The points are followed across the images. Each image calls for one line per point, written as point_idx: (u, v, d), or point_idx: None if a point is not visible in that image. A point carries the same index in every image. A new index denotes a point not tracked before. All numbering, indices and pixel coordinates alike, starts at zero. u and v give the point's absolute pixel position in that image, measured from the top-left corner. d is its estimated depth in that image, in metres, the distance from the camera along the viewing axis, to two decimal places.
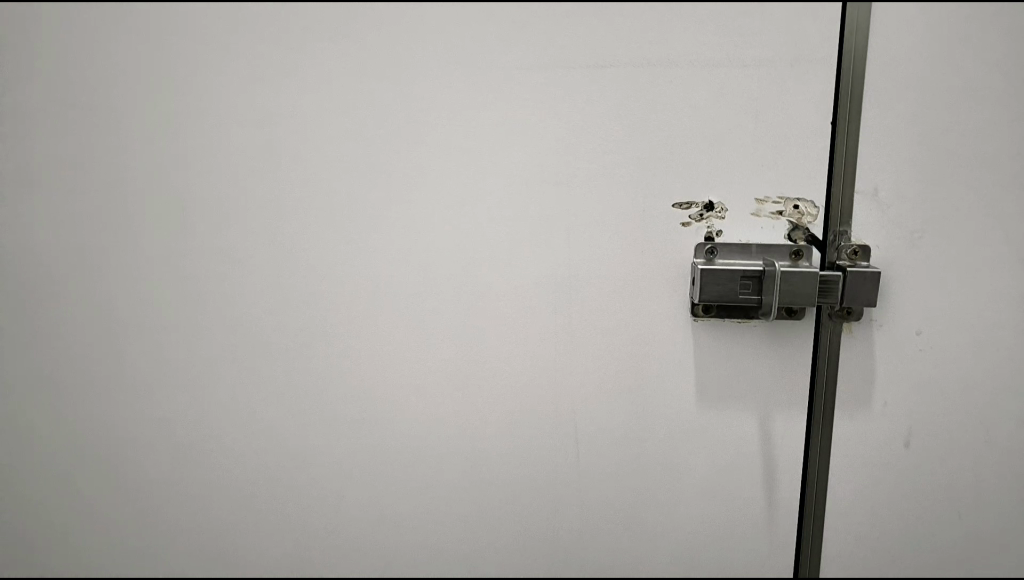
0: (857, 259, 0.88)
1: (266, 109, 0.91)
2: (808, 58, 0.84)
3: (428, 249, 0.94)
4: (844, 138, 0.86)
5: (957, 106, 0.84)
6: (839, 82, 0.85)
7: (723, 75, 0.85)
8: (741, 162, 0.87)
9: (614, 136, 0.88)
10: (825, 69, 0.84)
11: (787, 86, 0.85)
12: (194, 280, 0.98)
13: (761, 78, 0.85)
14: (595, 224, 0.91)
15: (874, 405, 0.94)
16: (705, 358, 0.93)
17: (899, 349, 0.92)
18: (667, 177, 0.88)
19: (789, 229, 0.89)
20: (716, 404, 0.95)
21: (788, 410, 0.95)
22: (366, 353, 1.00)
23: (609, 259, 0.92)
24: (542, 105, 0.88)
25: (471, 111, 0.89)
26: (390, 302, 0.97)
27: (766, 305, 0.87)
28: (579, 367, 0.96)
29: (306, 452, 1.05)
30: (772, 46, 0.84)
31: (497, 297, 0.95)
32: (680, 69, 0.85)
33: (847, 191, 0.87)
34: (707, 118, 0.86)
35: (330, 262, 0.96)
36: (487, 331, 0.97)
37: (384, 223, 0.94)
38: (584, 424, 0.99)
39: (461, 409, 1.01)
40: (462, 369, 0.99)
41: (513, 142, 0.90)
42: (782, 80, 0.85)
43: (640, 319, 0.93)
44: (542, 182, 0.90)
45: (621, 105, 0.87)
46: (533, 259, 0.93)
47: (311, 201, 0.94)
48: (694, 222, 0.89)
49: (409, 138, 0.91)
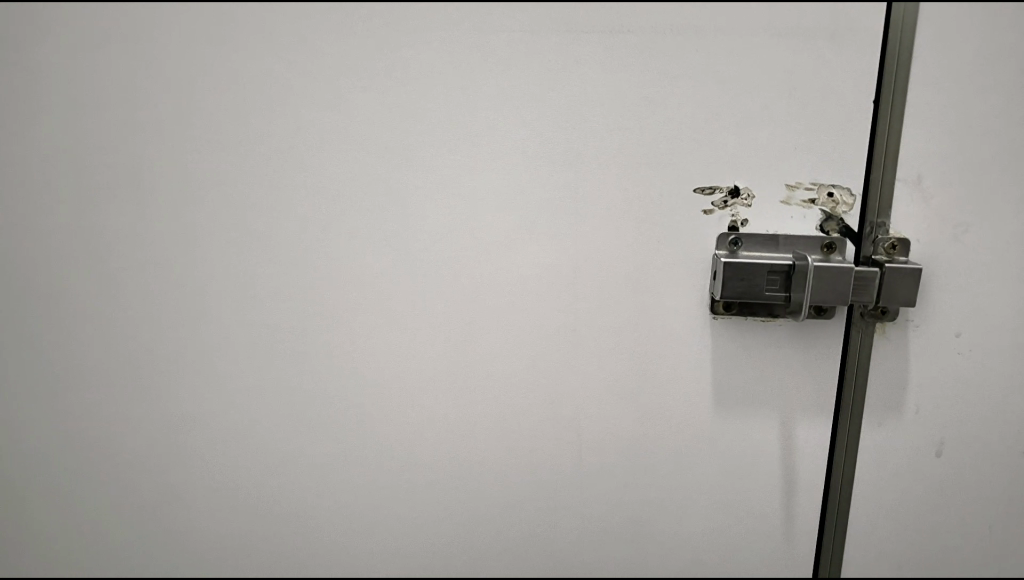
0: (895, 254, 0.80)
1: (242, 74, 0.82)
2: (851, 28, 0.75)
3: (422, 233, 0.86)
4: (886, 120, 0.77)
5: (1013, 86, 0.75)
6: (885, 56, 0.76)
7: (755, 44, 0.76)
8: (771, 144, 0.78)
9: (629, 112, 0.79)
10: (870, 39, 0.75)
11: (827, 59, 0.76)
12: (164, 262, 0.90)
13: (797, 49, 0.76)
14: (606, 209, 0.82)
15: (905, 411, 0.86)
16: (724, 357, 0.86)
17: (936, 352, 0.84)
18: (688, 159, 0.80)
19: (822, 219, 0.80)
20: (734, 406, 0.88)
21: (812, 415, 0.87)
22: (353, 345, 0.92)
23: (621, 248, 0.84)
24: (550, 75, 0.79)
25: (471, 81, 0.80)
26: (379, 290, 0.89)
27: (794, 303, 0.79)
28: (585, 364, 0.89)
29: (289, 447, 0.98)
30: (810, 13, 0.75)
31: (496, 287, 0.87)
32: (705, 36, 0.76)
33: (887, 177, 0.79)
34: (733, 93, 0.77)
35: (314, 244, 0.87)
36: (484, 324, 0.89)
37: (373, 204, 0.85)
38: (587, 423, 0.92)
39: (455, 406, 0.93)
40: (457, 363, 0.91)
41: (517, 116, 0.81)
42: (820, 52, 0.76)
43: (654, 314, 0.85)
44: (548, 160, 0.82)
45: (638, 76, 0.78)
46: (536, 245, 0.85)
47: (292, 177, 0.85)
48: (717, 209, 0.81)
49: (401, 110, 0.82)
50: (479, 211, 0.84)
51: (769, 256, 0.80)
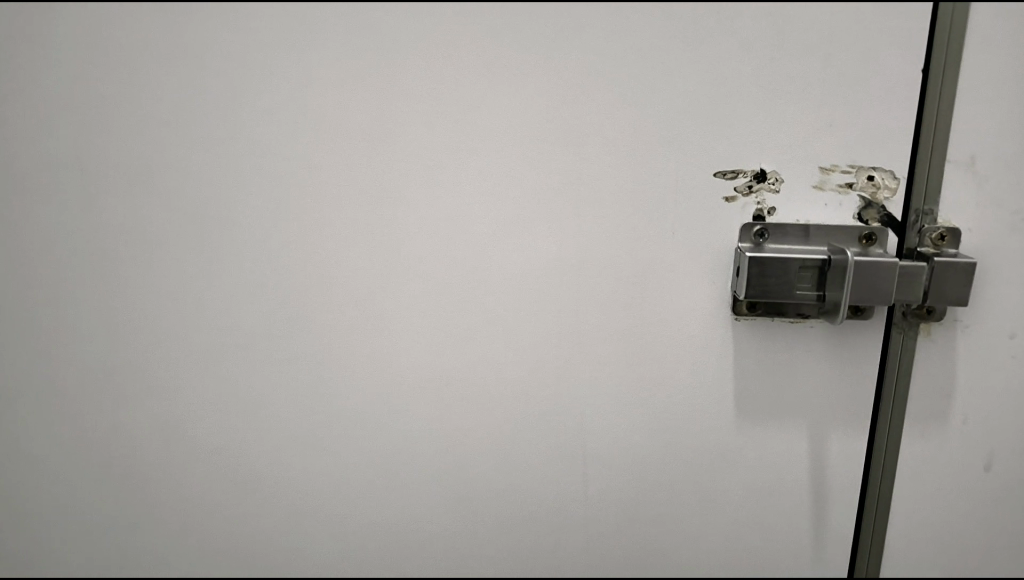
0: (943, 246, 0.70)
1: (189, 48, 0.70)
2: None
3: (406, 226, 0.76)
4: (937, 91, 0.67)
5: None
6: (936, 16, 0.65)
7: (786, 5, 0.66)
8: (803, 121, 0.68)
9: (640, 85, 0.69)
10: None
11: (869, 21, 0.65)
12: (113, 264, 0.79)
13: (835, 10, 0.65)
14: (613, 196, 0.73)
15: (951, 421, 0.77)
16: (747, 362, 0.76)
17: (987, 356, 0.74)
18: (708, 139, 0.70)
19: (860, 206, 0.70)
20: (758, 416, 0.78)
21: (846, 426, 0.78)
22: (330, 351, 0.82)
23: (631, 240, 0.74)
24: (547, 43, 0.69)
25: (457, 51, 0.70)
26: (358, 291, 0.79)
27: (829, 303, 0.69)
28: (591, 370, 0.79)
29: (265, 461, 0.88)
30: None
31: (491, 284, 0.77)
32: None
33: (935, 158, 0.68)
34: (759, 62, 0.67)
35: (280, 242, 0.77)
36: (478, 325, 0.79)
37: (348, 194, 0.75)
38: (594, 433, 0.83)
39: (448, 415, 0.84)
40: (448, 369, 0.82)
41: (511, 91, 0.70)
42: (862, 13, 0.65)
43: (669, 315, 0.76)
44: (547, 142, 0.72)
45: (649, 44, 0.68)
46: (534, 238, 0.75)
47: (252, 166, 0.74)
48: (740, 195, 0.71)
49: (377, 85, 0.71)
50: (470, 201, 0.74)
51: (800, 249, 0.71)
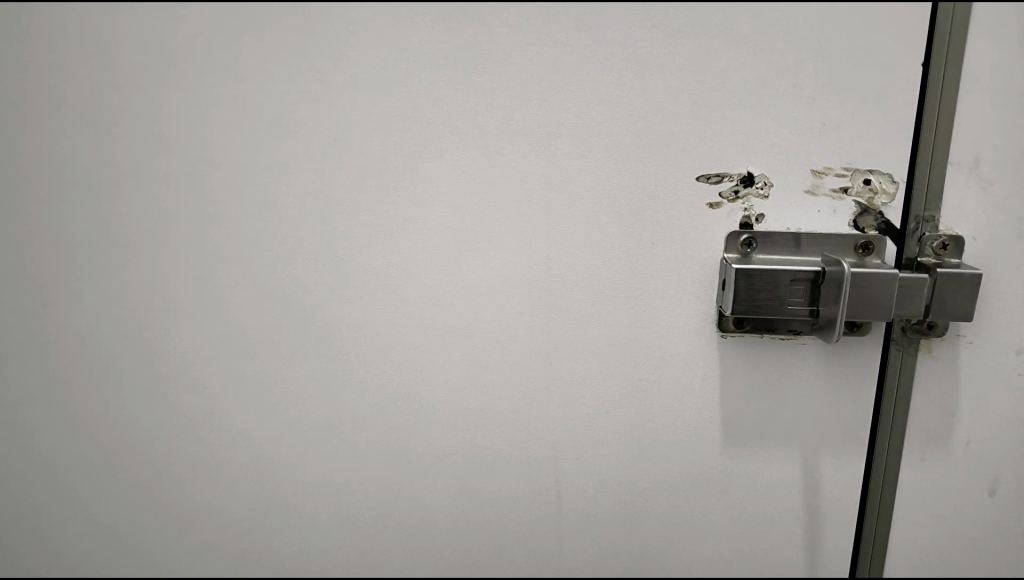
0: (945, 255, 0.64)
1: (123, 39, 0.64)
2: None
3: (360, 235, 0.69)
4: (938, 87, 0.61)
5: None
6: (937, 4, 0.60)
7: None
8: (793, 119, 0.62)
9: (614, 81, 0.63)
10: None
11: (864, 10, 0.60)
12: (42, 278, 0.72)
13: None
14: (587, 201, 0.66)
15: (954, 447, 0.70)
16: (735, 382, 0.70)
17: (993, 374, 0.68)
18: (690, 140, 0.64)
19: (856, 213, 0.64)
20: (746, 441, 0.72)
21: (841, 451, 0.72)
22: (281, 372, 0.75)
23: (606, 251, 0.67)
24: (513, 35, 0.63)
25: (413, 43, 0.63)
26: (309, 307, 0.72)
27: (823, 319, 0.63)
28: (565, 391, 0.73)
29: (211, 493, 0.81)
30: None
31: (455, 298, 0.71)
32: None
33: (937, 160, 0.62)
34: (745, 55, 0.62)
35: (223, 253, 0.70)
36: (442, 343, 0.73)
37: (298, 200, 0.68)
38: (569, 459, 0.76)
39: (411, 440, 0.77)
40: (410, 391, 0.75)
41: (473, 87, 0.64)
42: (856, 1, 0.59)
43: (650, 332, 0.69)
44: (513, 142, 0.65)
45: (624, 36, 0.62)
46: (501, 248, 0.69)
47: (191, 170, 0.67)
48: (726, 202, 0.65)
49: (325, 81, 0.64)
50: (431, 208, 0.68)
51: (791, 260, 0.65)
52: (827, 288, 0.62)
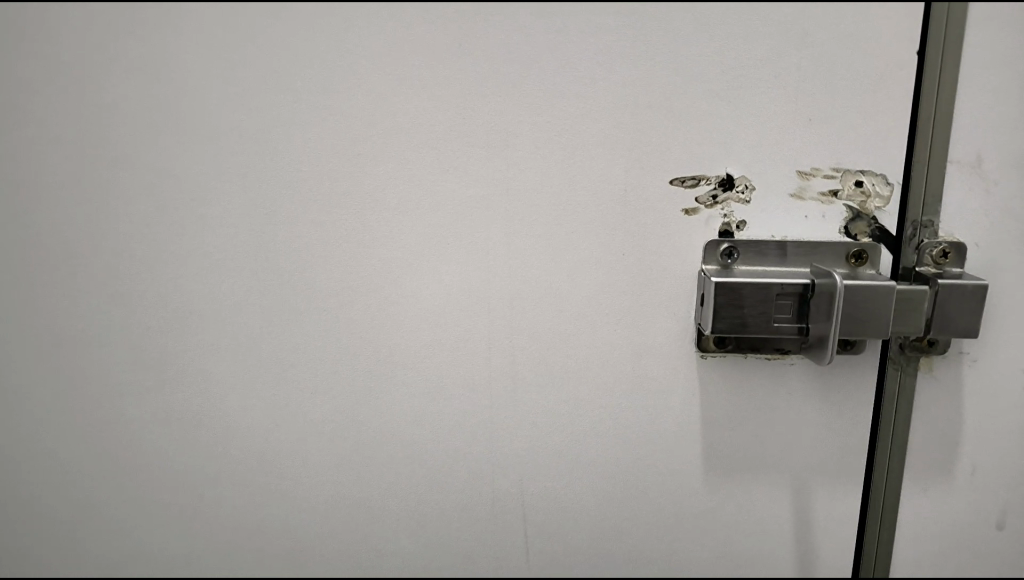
0: (946, 264, 0.58)
1: (27, 29, 0.57)
2: None
3: (296, 249, 0.62)
4: (935, 77, 0.55)
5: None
6: None
7: None
8: (775, 114, 0.56)
9: (576, 75, 0.57)
10: None
11: None
12: None
13: None
14: (548, 210, 0.59)
15: (958, 476, 0.63)
16: (717, 409, 0.63)
17: (1000, 395, 0.61)
18: (661, 140, 0.57)
19: (847, 218, 0.58)
20: (731, 475, 0.64)
21: (835, 485, 0.64)
22: (212, 403, 0.67)
23: (571, 264, 0.60)
24: (462, 24, 0.56)
25: (350, 34, 0.57)
26: (244, 328, 0.64)
27: (813, 336, 0.56)
28: (529, 422, 0.65)
29: (137, 538, 0.72)
30: None
31: (404, 319, 0.63)
32: None
33: (936, 158, 0.56)
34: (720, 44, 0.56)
35: (147, 267, 0.63)
36: (392, 370, 0.65)
37: (226, 208, 0.61)
38: (534, 500, 0.68)
39: (357, 480, 0.69)
40: (356, 424, 0.67)
41: (419, 83, 0.57)
42: None
43: (621, 355, 0.62)
44: (466, 143, 0.58)
45: (585, 25, 0.56)
46: (454, 262, 0.61)
47: (109, 175, 0.60)
48: (703, 207, 0.58)
49: (253, 76, 0.57)
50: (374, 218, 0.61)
51: (777, 272, 0.58)
52: (817, 302, 0.56)
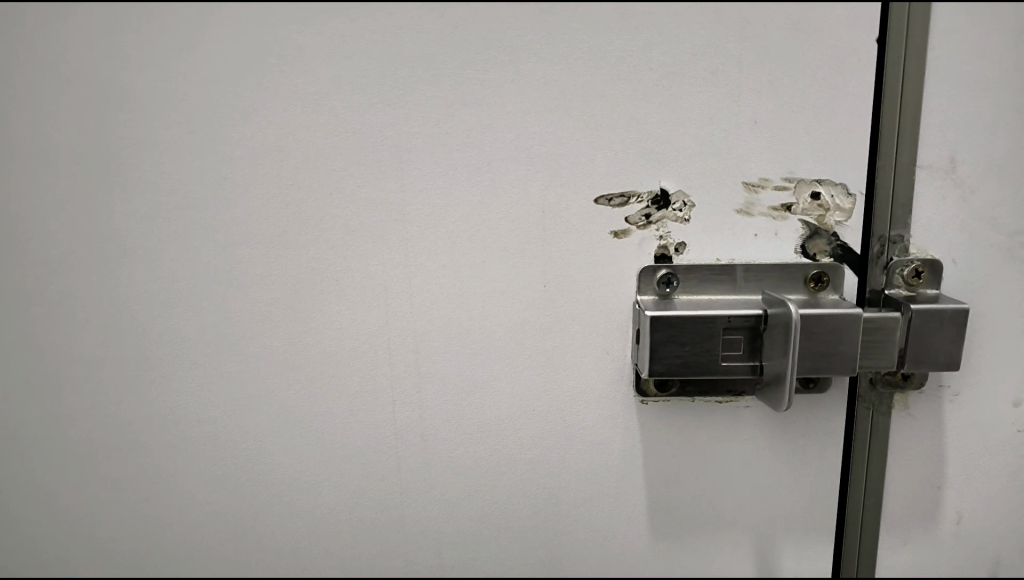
0: (920, 285, 0.50)
1: None
2: None
3: (159, 295, 0.52)
4: (898, 69, 0.47)
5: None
6: None
7: None
8: (713, 118, 0.48)
9: (479, 78, 0.47)
10: None
11: None
12: None
13: None
14: (454, 237, 0.50)
15: (942, 526, 0.55)
16: (663, 460, 0.54)
17: (987, 433, 0.53)
18: (583, 151, 0.48)
19: (803, 236, 0.49)
20: (683, 534, 0.56)
21: (804, 541, 0.56)
22: (73, 480, 0.56)
23: (486, 299, 0.51)
24: (337, 19, 0.46)
25: (201, 35, 0.46)
26: (101, 391, 0.54)
27: (768, 376, 0.48)
28: (448, 485, 0.56)
29: None
30: None
31: (293, 373, 0.53)
32: None
33: (903, 163, 0.48)
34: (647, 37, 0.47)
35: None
36: (281, 434, 0.55)
37: (70, 248, 0.51)
38: (462, 574, 0.58)
39: (253, 559, 0.59)
40: (242, 498, 0.56)
41: (289, 92, 0.47)
42: None
43: (549, 403, 0.53)
44: (351, 164, 0.49)
45: (485, 19, 0.47)
46: (346, 304, 0.51)
47: None
48: (636, 229, 0.49)
49: (90, 91, 0.48)
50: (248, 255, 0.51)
51: (724, 301, 0.50)
52: (770, 335, 0.47)
